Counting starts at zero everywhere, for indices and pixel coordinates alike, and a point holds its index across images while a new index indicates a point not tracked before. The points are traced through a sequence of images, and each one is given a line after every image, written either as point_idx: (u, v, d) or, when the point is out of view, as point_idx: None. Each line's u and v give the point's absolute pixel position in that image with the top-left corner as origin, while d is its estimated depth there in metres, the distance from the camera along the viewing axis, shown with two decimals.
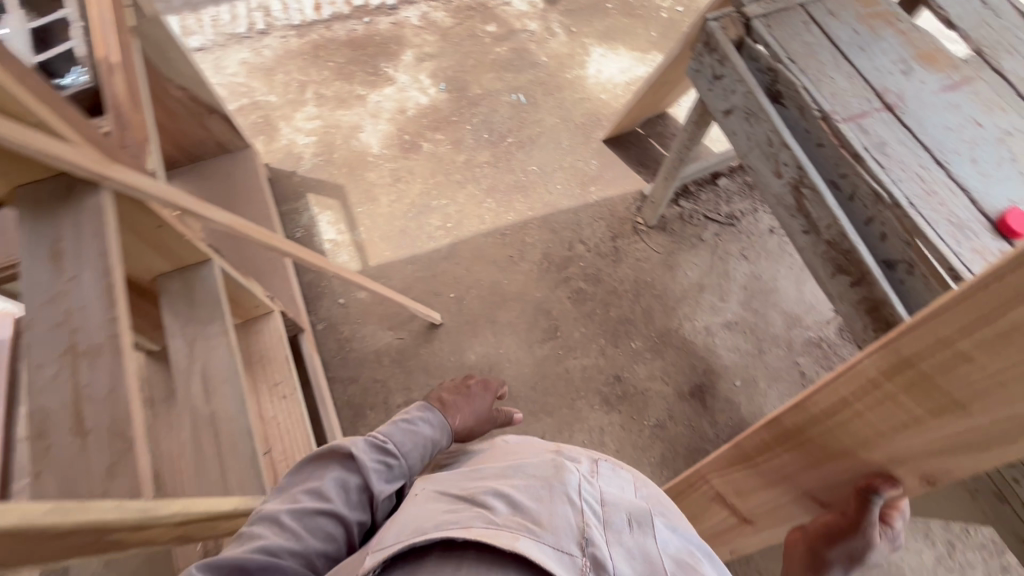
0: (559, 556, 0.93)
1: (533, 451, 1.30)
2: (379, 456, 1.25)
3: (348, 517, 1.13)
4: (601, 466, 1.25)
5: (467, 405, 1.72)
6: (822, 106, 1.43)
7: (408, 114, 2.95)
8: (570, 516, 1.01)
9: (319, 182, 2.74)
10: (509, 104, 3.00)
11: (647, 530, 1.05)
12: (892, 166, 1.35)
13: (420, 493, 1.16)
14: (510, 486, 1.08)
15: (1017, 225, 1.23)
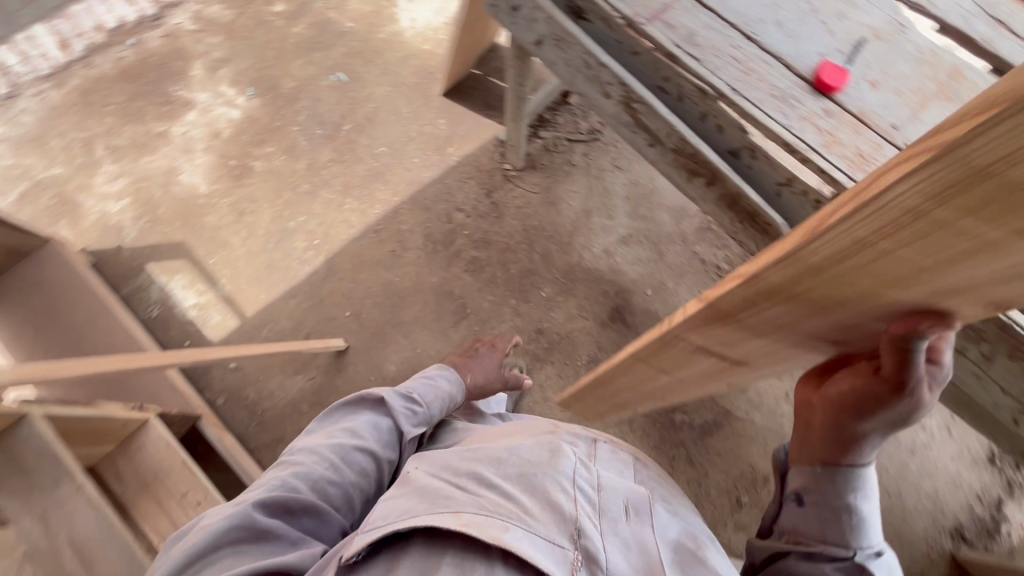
0: (550, 548, 0.91)
1: (530, 432, 1.26)
2: (407, 404, 1.39)
3: (378, 455, 1.25)
4: (599, 451, 1.25)
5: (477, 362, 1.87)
6: (622, 12, 1.33)
7: (224, 136, 2.59)
8: (563, 506, 0.98)
9: (154, 246, 2.40)
10: (332, 87, 2.70)
11: (646, 519, 1.05)
12: (706, 55, 1.29)
13: (418, 466, 1.14)
14: (504, 474, 1.04)
15: (832, 80, 1.26)
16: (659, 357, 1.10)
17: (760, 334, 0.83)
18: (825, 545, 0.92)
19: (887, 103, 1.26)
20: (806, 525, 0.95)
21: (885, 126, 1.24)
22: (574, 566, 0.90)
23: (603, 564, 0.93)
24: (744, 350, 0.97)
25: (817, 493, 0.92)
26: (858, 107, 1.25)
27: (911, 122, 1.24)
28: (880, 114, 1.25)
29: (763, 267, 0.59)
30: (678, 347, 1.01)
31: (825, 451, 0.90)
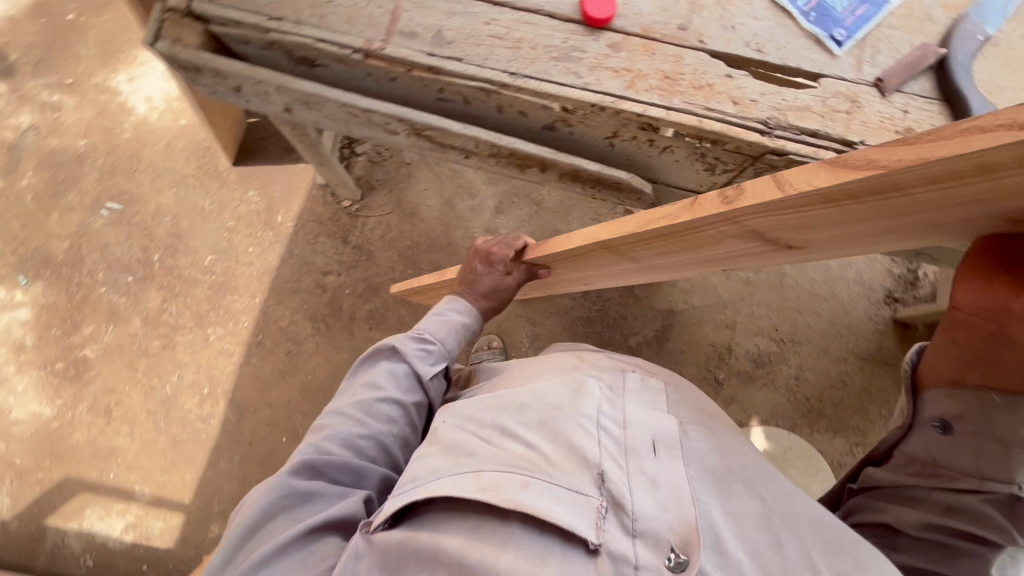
0: (572, 496, 0.80)
1: (553, 368, 1.12)
2: (418, 344, 1.21)
3: (404, 401, 1.14)
4: (628, 381, 1.05)
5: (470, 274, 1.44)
6: (353, 46, 1.11)
7: (31, 343, 2.17)
8: (586, 448, 0.86)
9: (41, 498, 2.06)
10: (111, 223, 2.27)
11: (677, 457, 0.86)
12: (467, 49, 1.12)
13: (448, 420, 1.02)
14: (527, 423, 0.93)
15: (598, 11, 1.12)
16: (681, 243, 0.97)
17: (873, 223, 0.71)
18: (982, 483, 0.78)
19: (665, 4, 1.16)
20: (953, 456, 0.81)
21: (674, 31, 1.15)
22: (598, 512, 0.78)
23: (629, 513, 0.78)
24: (822, 237, 0.82)
25: (976, 421, 0.77)
26: (642, 25, 1.15)
27: (696, 14, 1.16)
28: (664, 20, 1.15)
29: (1001, 142, 0.45)
30: (722, 229, 0.84)
31: (1004, 366, 0.72)
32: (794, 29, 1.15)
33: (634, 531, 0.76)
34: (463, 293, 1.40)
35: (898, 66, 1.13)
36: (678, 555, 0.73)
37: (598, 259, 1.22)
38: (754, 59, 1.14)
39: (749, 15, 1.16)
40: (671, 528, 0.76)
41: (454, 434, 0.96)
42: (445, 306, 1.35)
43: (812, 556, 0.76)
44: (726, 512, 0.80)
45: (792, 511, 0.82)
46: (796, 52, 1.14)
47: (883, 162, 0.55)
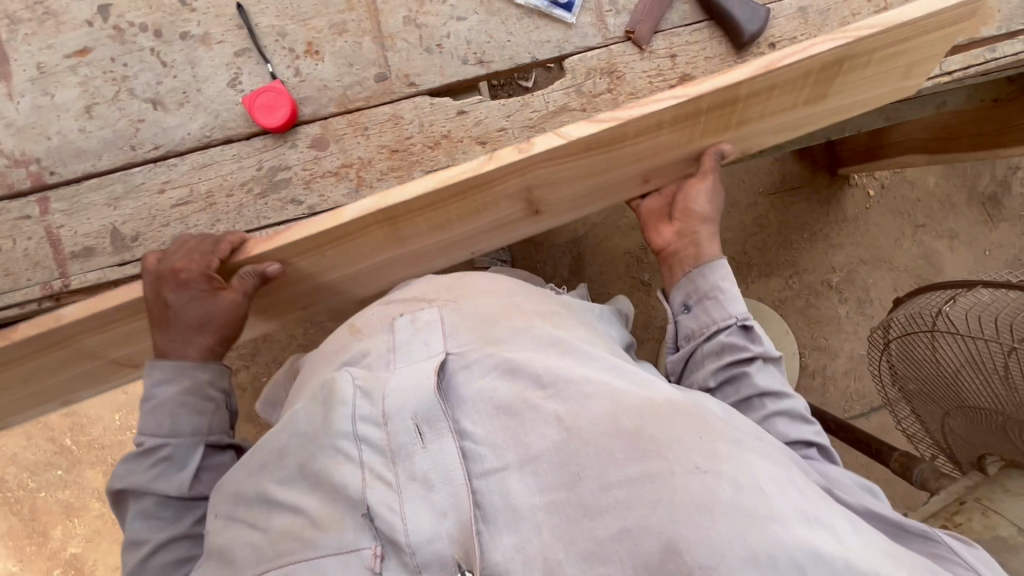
0: (344, 562, 0.61)
1: (326, 362, 0.83)
2: (151, 460, 0.84)
3: (184, 529, 0.82)
4: (399, 329, 0.79)
5: (161, 314, 0.84)
6: (32, 298, 0.89)
7: (17, 567, 2.12)
8: (347, 483, 0.64)
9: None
10: (2, 434, 2.13)
11: (448, 432, 0.65)
12: (159, 235, 0.90)
13: (219, 510, 0.74)
14: (287, 479, 0.68)
15: (271, 118, 0.87)
16: (461, 210, 0.85)
17: (575, 181, 0.89)
18: (718, 323, 0.92)
19: (347, 55, 0.90)
20: (700, 320, 0.94)
21: (375, 87, 0.90)
22: (372, 567, 0.61)
23: (405, 548, 0.60)
24: (567, 193, 0.94)
25: (695, 290, 0.96)
26: (336, 99, 0.90)
27: (388, 50, 0.90)
28: (356, 78, 0.90)
29: (663, 100, 0.75)
30: (499, 193, 0.83)
31: (700, 244, 0.97)
32: (510, 11, 0.90)
33: (417, 566, 0.60)
34: (163, 343, 0.86)
35: (643, 7, 0.90)
36: (465, 575, 0.59)
37: (354, 255, 0.88)
38: (481, 75, 0.91)
39: (451, 18, 0.90)
40: (452, 540, 0.60)
41: (225, 531, 0.71)
42: (147, 382, 0.86)
43: (624, 484, 0.58)
44: (521, 472, 0.62)
45: (591, 427, 0.62)
46: (525, 41, 0.90)
47: (625, 113, 0.75)
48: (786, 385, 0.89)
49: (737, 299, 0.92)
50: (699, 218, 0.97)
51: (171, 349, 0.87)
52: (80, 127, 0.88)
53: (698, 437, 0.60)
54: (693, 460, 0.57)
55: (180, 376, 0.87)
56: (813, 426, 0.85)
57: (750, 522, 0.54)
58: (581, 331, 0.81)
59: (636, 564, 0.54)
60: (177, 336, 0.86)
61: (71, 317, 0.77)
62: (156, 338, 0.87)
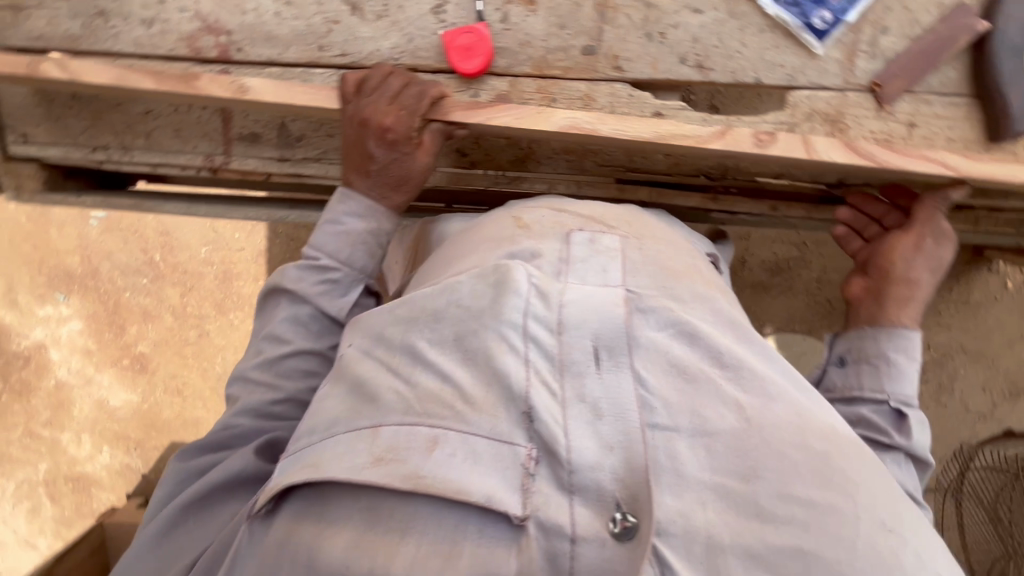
0: (494, 453, 0.45)
1: (480, 246, 0.66)
2: (319, 275, 0.67)
3: (322, 351, 0.66)
4: (574, 243, 0.62)
5: (359, 154, 0.69)
6: (193, 164, 0.94)
7: (93, 347, 2.31)
8: (508, 373, 0.47)
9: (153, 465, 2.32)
10: (105, 230, 2.26)
11: (629, 368, 0.47)
12: (322, 143, 0.92)
13: (354, 342, 0.56)
14: (441, 343, 0.50)
15: (467, 62, 0.81)
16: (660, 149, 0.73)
17: (783, 164, 0.79)
18: (864, 393, 0.71)
19: (562, 15, 0.82)
20: (849, 381, 0.73)
21: (579, 59, 0.83)
22: (524, 467, 0.44)
23: (564, 464, 0.44)
24: (768, 165, 0.81)
25: (858, 343, 0.75)
26: (534, 59, 0.83)
27: (607, 23, 0.82)
28: (563, 43, 0.83)
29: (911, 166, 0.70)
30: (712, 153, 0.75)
31: (889, 306, 0.75)
32: (753, 20, 0.79)
33: (571, 485, 0.44)
34: (358, 186, 0.70)
35: (906, 61, 0.79)
36: (625, 516, 0.42)
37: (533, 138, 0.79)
38: (694, 80, 0.82)
39: (686, 8, 0.80)
40: (618, 478, 0.44)
41: (363, 364, 0.53)
42: (335, 207, 0.69)
43: (810, 508, 0.43)
44: (691, 443, 0.45)
45: (781, 431, 0.46)
46: (756, 59, 0.80)
47: (880, 154, 0.69)
48: (916, 492, 0.65)
49: (909, 381, 0.70)
50: (894, 280, 0.77)
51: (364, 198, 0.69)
52: (276, 11, 0.86)
53: (880, 488, 0.47)
54: (878, 512, 0.45)
55: (370, 217, 0.69)
56: None
57: None
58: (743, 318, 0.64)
59: None
60: (374, 183, 0.69)
61: (258, 94, 0.73)
62: (347, 178, 0.71)
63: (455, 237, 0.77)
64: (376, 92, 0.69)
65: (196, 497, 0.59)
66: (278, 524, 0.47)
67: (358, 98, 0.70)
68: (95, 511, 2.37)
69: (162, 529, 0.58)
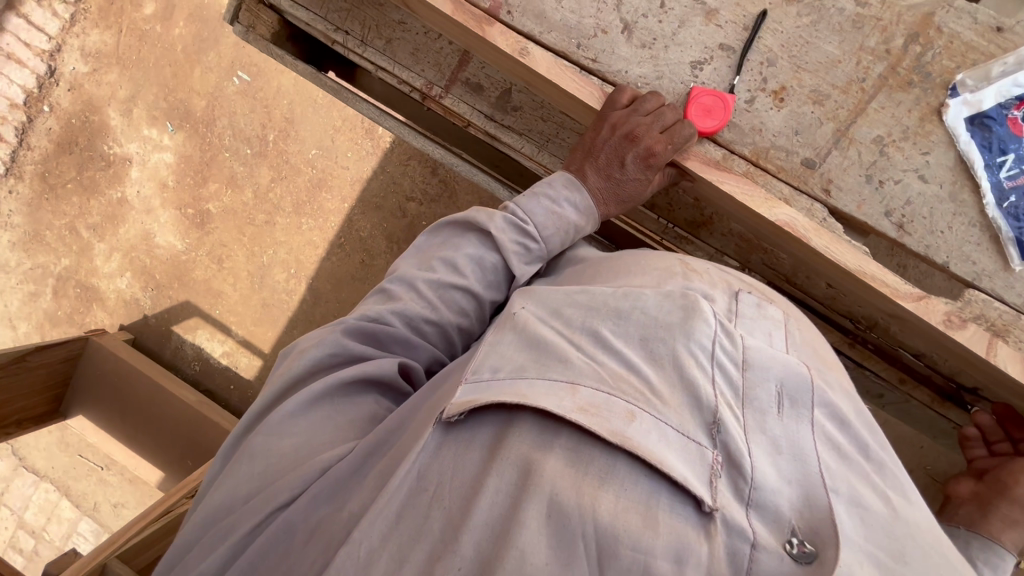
0: (683, 445, 0.48)
1: (648, 273, 0.67)
2: (520, 237, 0.72)
3: (483, 300, 0.72)
4: (742, 303, 0.65)
5: (612, 160, 0.75)
6: (412, 83, 0.99)
7: (171, 185, 2.12)
8: (698, 385, 0.51)
9: (160, 313, 2.15)
10: (240, 93, 2.05)
11: (808, 420, 0.53)
12: (532, 123, 0.97)
13: (528, 308, 0.59)
14: (626, 336, 0.55)
15: (701, 121, 0.85)
16: (842, 277, 0.80)
17: (929, 341, 0.84)
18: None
19: (800, 123, 0.86)
20: None
21: (796, 166, 0.86)
22: (710, 467, 0.47)
23: (747, 482, 0.47)
24: (912, 335, 0.86)
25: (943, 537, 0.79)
26: (757, 146, 0.87)
27: (837, 149, 0.86)
28: (790, 146, 0.87)
29: None
30: (875, 303, 0.82)
31: (991, 515, 0.78)
32: (967, 211, 0.83)
33: (749, 501, 0.46)
34: (590, 182, 0.75)
35: None
36: (802, 542, 0.45)
37: (724, 207, 0.85)
38: (887, 235, 0.85)
39: (914, 172, 0.84)
40: (795, 509, 0.47)
41: (543, 327, 0.56)
42: (559, 190, 0.74)
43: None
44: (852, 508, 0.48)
45: (924, 530, 0.51)
46: (953, 245, 0.83)
47: None
48: None
49: None
50: (1007, 495, 0.80)
51: (591, 188, 0.75)
52: None
53: None
54: None
55: (584, 213, 0.75)
56: None
57: None
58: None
59: None
60: (604, 182, 0.76)
61: (534, 60, 0.84)
62: (582, 169, 0.76)
63: (606, 255, 0.75)
64: (652, 118, 0.75)
65: (343, 382, 0.63)
66: (468, 437, 0.49)
67: (635, 113, 0.76)
68: (86, 327, 2.21)
69: (316, 398, 0.62)
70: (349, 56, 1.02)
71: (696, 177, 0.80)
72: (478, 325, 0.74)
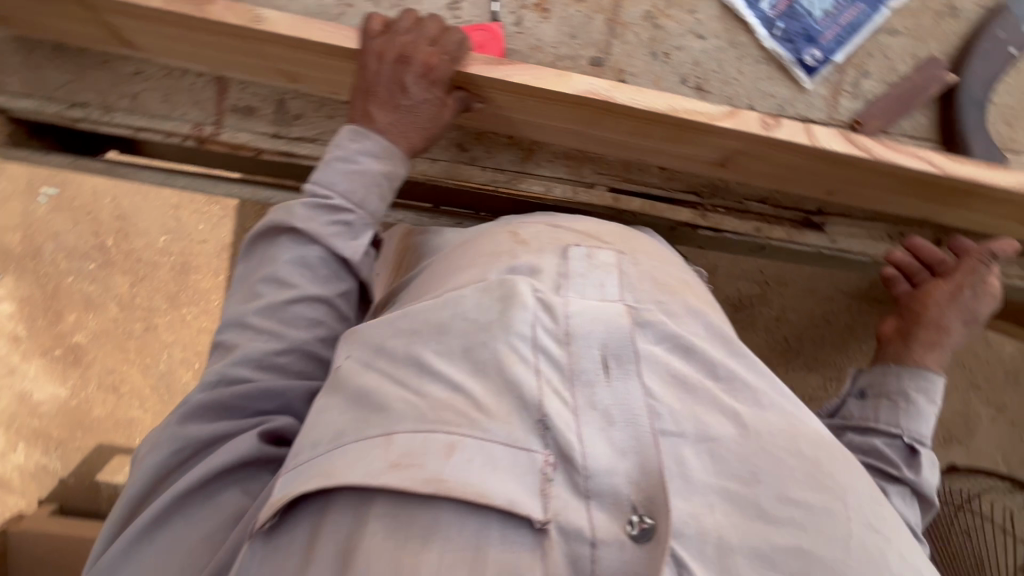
0: (511, 460, 0.44)
1: (475, 263, 0.64)
2: (331, 216, 0.66)
3: (330, 298, 0.66)
4: (572, 258, 0.61)
5: (393, 88, 0.69)
6: (180, 132, 0.89)
7: (24, 335, 1.87)
8: (522, 383, 0.47)
9: (75, 470, 1.91)
10: (52, 209, 1.84)
11: (638, 373, 0.49)
12: (321, 124, 0.90)
13: (355, 355, 0.54)
14: (449, 354, 0.50)
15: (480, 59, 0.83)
16: (667, 134, 0.76)
17: (784, 168, 0.82)
18: (879, 425, 0.80)
19: (573, 25, 0.85)
20: (874, 413, 0.82)
21: (585, 69, 0.85)
22: (541, 472, 0.44)
23: (581, 471, 0.44)
24: (761, 168, 0.84)
25: (881, 378, 0.85)
26: (542, 63, 0.85)
27: (615, 37, 0.85)
28: (572, 52, 0.85)
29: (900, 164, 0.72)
30: (712, 147, 0.78)
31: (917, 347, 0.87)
32: (749, 50, 0.85)
33: (586, 492, 0.44)
34: (382, 121, 0.70)
35: (884, 104, 0.85)
36: (642, 518, 0.43)
37: (537, 115, 0.78)
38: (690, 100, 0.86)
39: (690, 32, 0.85)
40: (632, 480, 0.45)
41: (364, 376, 0.51)
42: (349, 144, 0.68)
43: (813, 512, 0.46)
44: (698, 448, 0.47)
45: (779, 436, 0.49)
46: (749, 86, 0.85)
47: (879, 150, 0.71)
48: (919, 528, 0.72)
49: (924, 419, 0.79)
50: (928, 326, 0.89)
51: (387, 129, 0.70)
52: None
53: (868, 490, 0.50)
54: (869, 514, 0.48)
55: (389, 158, 0.70)
56: None
57: None
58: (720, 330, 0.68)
59: None
60: (397, 118, 0.70)
61: (273, 25, 0.68)
62: (368, 113, 0.70)
63: (446, 256, 0.74)
64: (414, 35, 0.69)
65: (191, 489, 0.56)
66: (286, 540, 0.46)
67: (395, 36, 0.69)
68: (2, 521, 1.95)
69: (150, 523, 0.54)
70: (97, 129, 0.90)
71: (486, 85, 0.72)
72: (341, 324, 0.67)
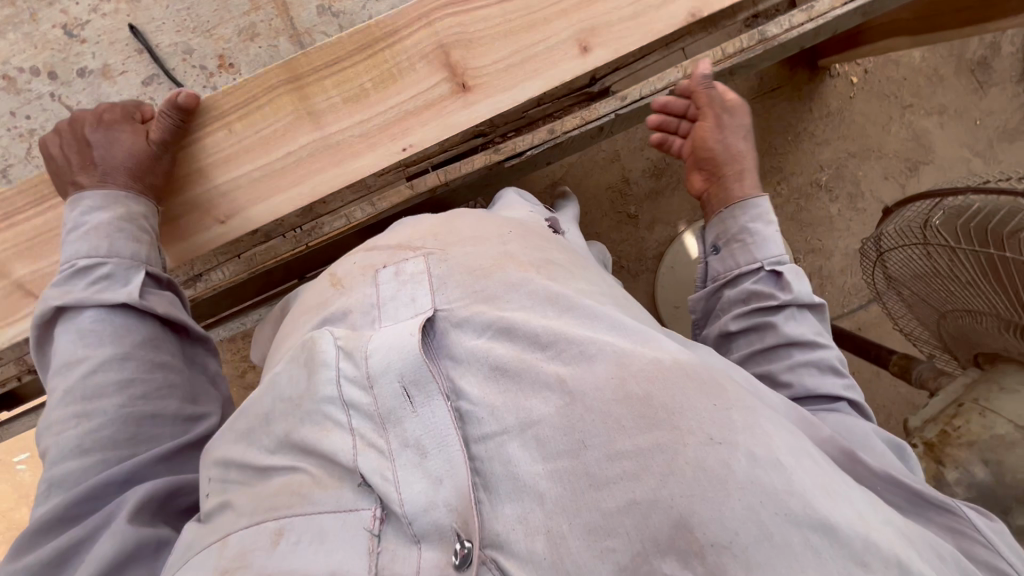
0: (340, 523, 0.54)
1: (304, 323, 0.74)
2: (86, 278, 0.76)
3: (126, 351, 0.75)
4: (383, 285, 0.69)
5: (87, 150, 0.80)
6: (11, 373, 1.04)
7: None
8: (337, 452, 0.57)
9: None
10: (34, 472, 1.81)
11: (439, 394, 0.57)
12: None
13: (212, 473, 0.66)
14: (277, 445, 0.61)
15: None
16: (376, 77, 0.82)
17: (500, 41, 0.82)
18: (742, 267, 0.90)
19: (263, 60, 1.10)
20: (735, 261, 0.91)
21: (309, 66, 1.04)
22: (369, 530, 0.54)
23: (401, 517, 0.53)
24: (490, 57, 0.82)
25: (722, 229, 0.95)
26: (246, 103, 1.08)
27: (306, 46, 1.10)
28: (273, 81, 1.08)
29: None
30: (416, 63, 0.82)
31: (731, 185, 0.98)
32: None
33: (416, 536, 0.53)
34: (87, 182, 0.79)
35: None
36: (463, 544, 0.51)
37: (265, 139, 0.82)
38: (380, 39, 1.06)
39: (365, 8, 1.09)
40: (451, 508, 0.53)
41: (222, 492, 0.63)
42: (75, 213, 0.78)
43: (633, 459, 0.51)
44: (523, 440, 0.55)
45: (594, 393, 0.54)
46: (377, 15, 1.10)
47: None
48: (820, 336, 0.83)
49: (767, 243, 0.89)
50: (724, 163, 0.98)
51: (97, 184, 0.79)
52: None
53: (708, 403, 0.53)
54: (704, 429, 0.51)
55: (112, 205, 0.78)
56: (843, 379, 0.79)
57: (767, 497, 0.47)
58: (583, 284, 0.70)
59: (645, 541, 0.48)
60: (102, 172, 0.80)
61: None
62: (75, 180, 0.80)
63: (286, 325, 0.81)
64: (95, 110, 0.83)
65: None
66: None
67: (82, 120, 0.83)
68: None
69: None
70: None
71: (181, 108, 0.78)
72: (155, 371, 0.77)
